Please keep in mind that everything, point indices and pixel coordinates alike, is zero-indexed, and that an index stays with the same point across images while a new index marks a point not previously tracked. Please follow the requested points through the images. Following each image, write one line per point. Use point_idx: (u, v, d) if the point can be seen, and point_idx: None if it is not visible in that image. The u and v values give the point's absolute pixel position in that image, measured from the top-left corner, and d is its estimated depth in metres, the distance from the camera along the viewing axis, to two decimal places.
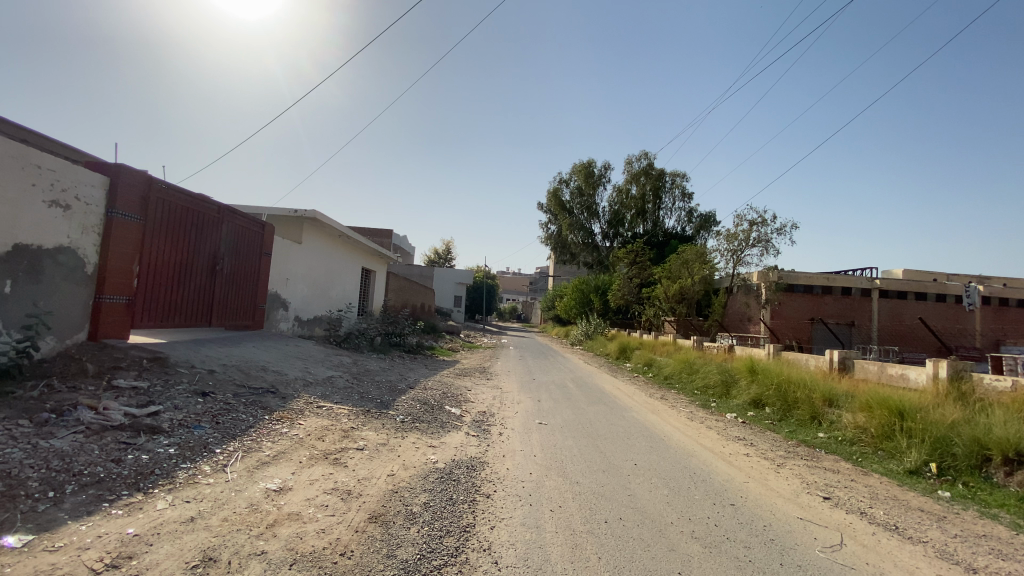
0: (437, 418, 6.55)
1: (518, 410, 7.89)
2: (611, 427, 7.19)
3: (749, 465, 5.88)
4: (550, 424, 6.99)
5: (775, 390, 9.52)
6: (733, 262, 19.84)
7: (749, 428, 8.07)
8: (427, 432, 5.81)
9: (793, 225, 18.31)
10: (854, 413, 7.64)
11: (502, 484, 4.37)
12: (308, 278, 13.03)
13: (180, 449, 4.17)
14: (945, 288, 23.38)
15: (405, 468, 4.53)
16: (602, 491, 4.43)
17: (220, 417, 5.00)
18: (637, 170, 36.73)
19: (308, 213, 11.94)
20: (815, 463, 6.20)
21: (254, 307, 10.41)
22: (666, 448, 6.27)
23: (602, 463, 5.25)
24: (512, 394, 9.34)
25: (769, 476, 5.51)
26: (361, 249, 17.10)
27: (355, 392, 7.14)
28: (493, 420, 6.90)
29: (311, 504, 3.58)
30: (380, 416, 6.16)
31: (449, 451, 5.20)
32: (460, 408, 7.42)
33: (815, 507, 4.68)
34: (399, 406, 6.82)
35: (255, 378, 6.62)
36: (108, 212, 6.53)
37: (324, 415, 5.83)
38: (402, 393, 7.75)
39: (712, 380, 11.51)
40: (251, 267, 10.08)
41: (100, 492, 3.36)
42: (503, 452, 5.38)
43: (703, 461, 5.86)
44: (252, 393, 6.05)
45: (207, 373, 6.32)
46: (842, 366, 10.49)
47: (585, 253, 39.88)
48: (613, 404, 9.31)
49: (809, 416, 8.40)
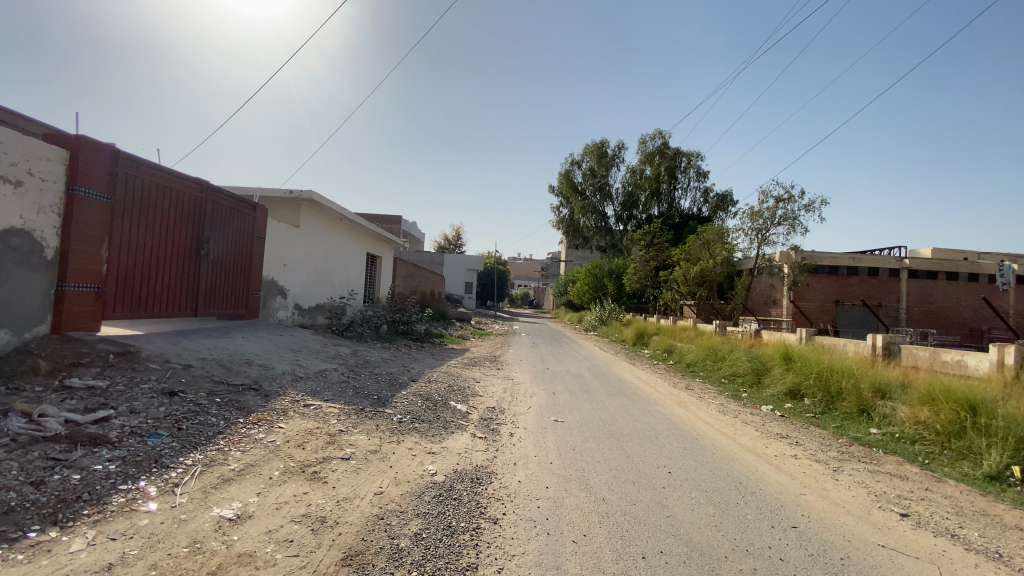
0: (440, 417, 5.80)
1: (531, 404, 7.11)
2: (635, 425, 6.37)
3: (802, 471, 5.04)
4: (566, 422, 6.18)
5: (815, 378, 8.62)
6: (758, 242, 18.74)
7: (791, 423, 7.20)
8: (426, 434, 5.06)
9: (824, 200, 17.13)
10: (912, 406, 6.74)
11: (513, 504, 3.59)
12: (307, 264, 12.28)
13: (124, 466, 3.48)
14: (979, 267, 22.06)
15: (397, 485, 3.77)
16: (634, 511, 3.64)
17: (183, 422, 4.30)
18: (651, 149, 35.43)
19: (304, 195, 11.17)
20: (877, 468, 5.34)
21: (248, 294, 9.72)
22: (702, 451, 5.43)
23: (630, 473, 4.45)
24: (524, 387, 8.58)
25: (828, 485, 4.67)
26: (366, 234, 16.39)
27: (349, 387, 6.41)
28: (503, 418, 6.14)
29: (273, 540, 2.85)
30: (374, 416, 5.41)
31: (452, 459, 4.44)
32: (466, 404, 6.67)
33: (895, 530, 3.84)
34: (397, 403, 6.06)
35: (237, 373, 5.91)
36: (69, 189, 5.83)
37: (309, 416, 5.09)
38: (403, 387, 7.01)
39: (742, 367, 10.57)
40: (243, 253, 9.37)
41: (3, 528, 2.66)
42: (514, 459, 4.60)
43: (747, 466, 5.04)
44: (230, 391, 5.34)
45: (182, 368, 5.62)
46: (887, 352, 9.52)
47: (598, 236, 38.87)
48: (636, 396, 8.47)
49: (857, 409, 7.51)
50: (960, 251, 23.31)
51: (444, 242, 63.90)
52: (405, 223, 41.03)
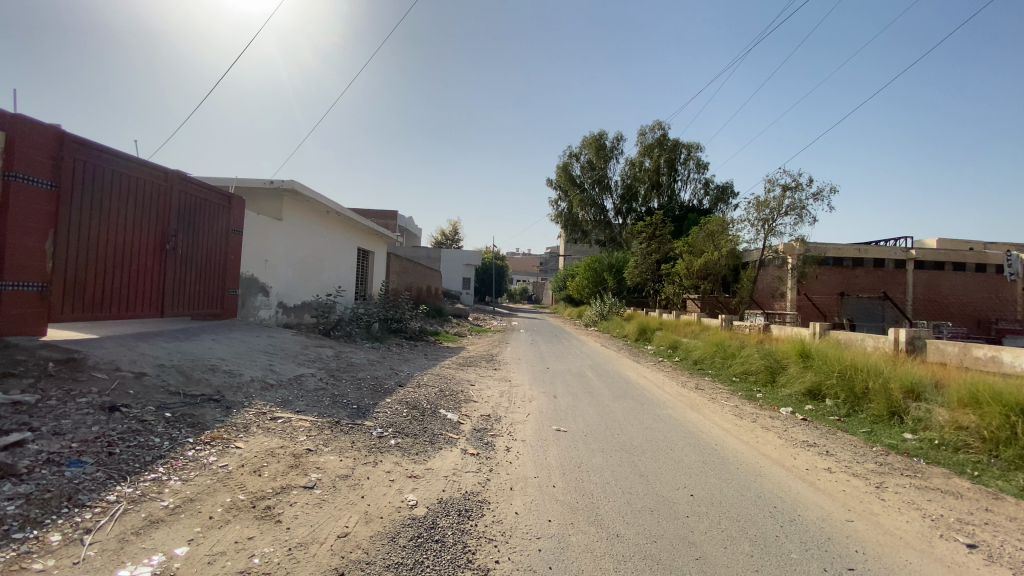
0: (427, 429, 5.13)
1: (529, 410, 6.46)
2: (646, 433, 5.72)
3: (843, 490, 4.38)
4: (570, 432, 5.52)
5: (837, 377, 7.98)
6: (764, 233, 18.05)
7: (816, 429, 6.53)
8: (409, 452, 4.38)
9: (833, 189, 16.47)
10: (952, 409, 6.08)
11: (508, 547, 2.93)
12: (291, 260, 11.57)
13: (26, 506, 2.80)
14: (986, 257, 21.34)
15: (367, 523, 3.09)
16: (655, 553, 2.99)
17: (116, 446, 3.62)
18: (650, 141, 34.68)
19: (285, 184, 10.42)
20: (924, 483, 4.69)
21: (224, 293, 9.03)
22: (725, 466, 4.78)
23: (647, 498, 3.79)
24: (522, 389, 7.91)
25: (875, 509, 4.03)
26: (356, 228, 15.67)
27: (325, 396, 5.73)
28: (498, 429, 5.47)
29: None
30: (351, 430, 4.75)
31: (438, 485, 3.77)
32: (457, 412, 6.00)
33: (968, 568, 3.19)
34: (380, 414, 5.39)
35: (197, 382, 5.21)
36: (4, 175, 5.13)
37: (275, 432, 4.42)
38: (388, 394, 6.34)
39: (755, 365, 9.92)
40: (216, 248, 8.67)
41: None
42: (510, 482, 3.94)
43: (778, 484, 4.40)
44: (185, 404, 4.66)
45: (133, 376, 4.93)
46: (911, 347, 8.89)
47: (597, 231, 38.19)
48: (644, 399, 7.79)
49: (887, 411, 6.84)
50: (967, 241, 22.65)
51: (441, 238, 63.14)
52: (402, 216, 40.17)
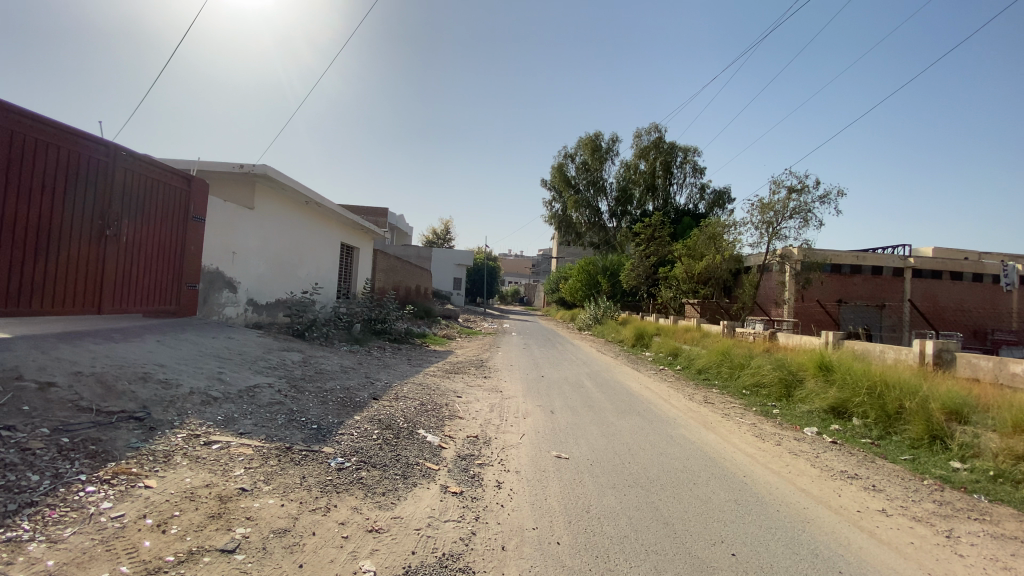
0: (399, 457, 4.21)
1: (523, 429, 5.60)
2: (661, 460, 4.85)
3: (910, 544, 3.56)
4: (572, 459, 4.67)
5: (865, 394, 7.17)
6: (768, 236, 17.30)
7: (852, 456, 5.69)
8: (374, 493, 3.46)
9: (840, 192, 15.76)
10: (1009, 436, 5.28)
11: None
12: (263, 253, 10.61)
13: None
14: (984, 267, 20.86)
15: None
16: None
17: None
18: (647, 144, 34.04)
19: (257, 170, 9.42)
20: (999, 530, 3.87)
21: (179, 288, 8.02)
22: (762, 507, 3.93)
23: (679, 562, 2.92)
24: (514, 402, 7.01)
25: (959, 571, 3.20)
26: (339, 222, 14.66)
27: (281, 413, 4.79)
28: (487, 455, 4.58)
29: None
30: (305, 460, 3.83)
31: (405, 546, 2.84)
32: (438, 433, 5.09)
33: None
34: (344, 437, 4.48)
35: (119, 395, 4.23)
36: None
37: (204, 464, 3.49)
38: (358, 409, 5.43)
39: (767, 377, 9.08)
40: (171, 236, 7.70)
41: None
42: (502, 538, 3.04)
43: (830, 534, 3.56)
44: (95, 424, 3.68)
45: (36, 386, 3.91)
46: (939, 360, 8.14)
47: (591, 233, 37.42)
48: (652, 416, 6.93)
49: (927, 436, 6.03)
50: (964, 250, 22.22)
51: (432, 237, 62.15)
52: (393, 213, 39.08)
